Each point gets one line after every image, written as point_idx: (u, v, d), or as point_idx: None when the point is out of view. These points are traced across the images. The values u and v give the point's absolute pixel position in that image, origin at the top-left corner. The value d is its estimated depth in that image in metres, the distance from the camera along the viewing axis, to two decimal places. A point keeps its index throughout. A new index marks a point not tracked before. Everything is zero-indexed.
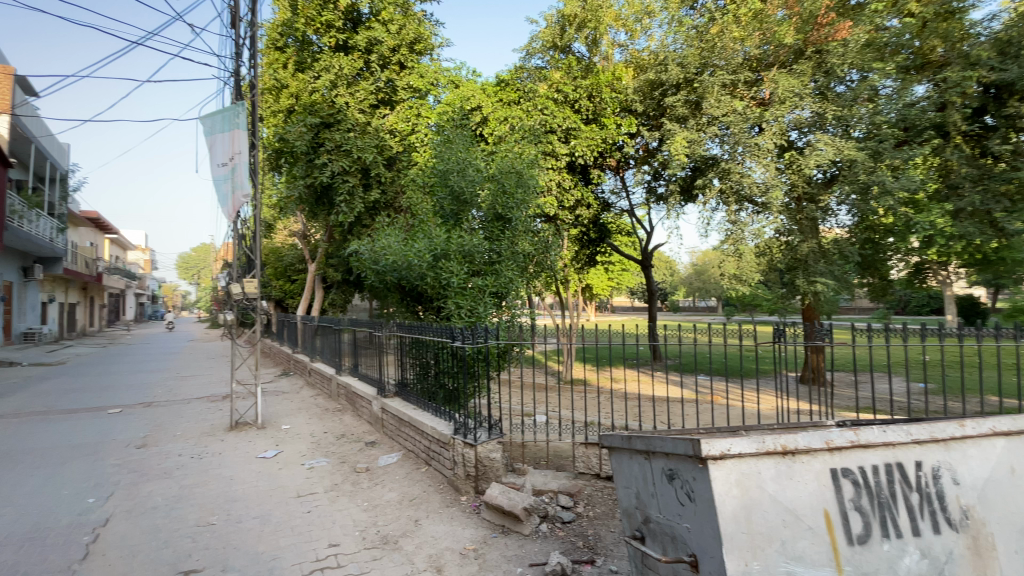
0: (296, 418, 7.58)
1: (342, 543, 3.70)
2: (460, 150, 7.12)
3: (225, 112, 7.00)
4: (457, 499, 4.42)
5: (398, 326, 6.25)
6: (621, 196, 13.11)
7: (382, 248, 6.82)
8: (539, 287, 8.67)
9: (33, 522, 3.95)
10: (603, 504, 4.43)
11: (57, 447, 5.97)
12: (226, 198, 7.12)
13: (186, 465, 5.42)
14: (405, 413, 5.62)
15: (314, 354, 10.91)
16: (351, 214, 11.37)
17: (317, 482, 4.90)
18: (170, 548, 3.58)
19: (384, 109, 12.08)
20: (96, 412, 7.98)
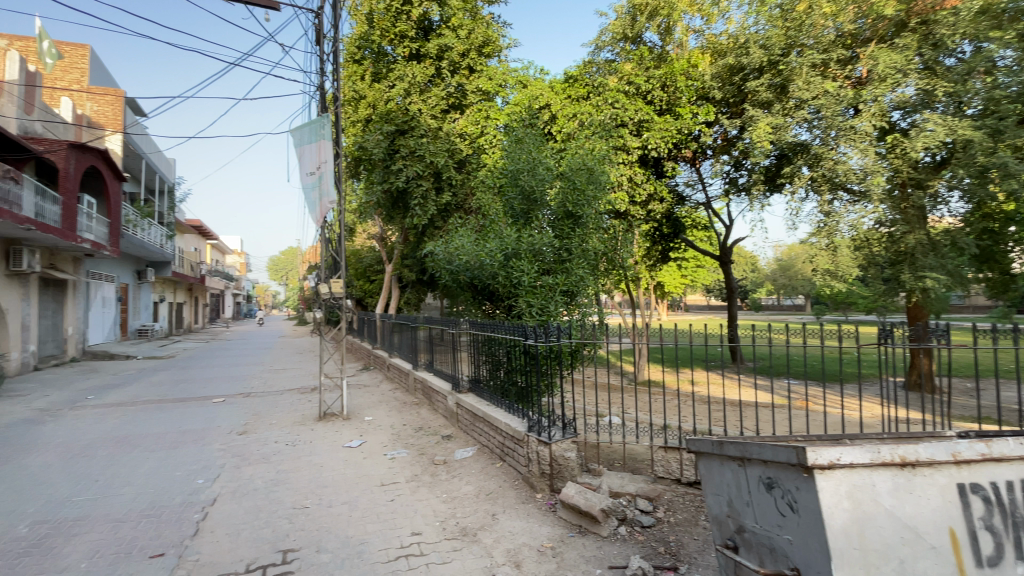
0: (377, 410, 7.96)
1: (424, 532, 3.82)
2: (530, 149, 7.11)
3: (312, 125, 7.51)
4: (533, 496, 4.41)
5: (473, 324, 6.38)
6: (697, 188, 12.50)
7: (455, 248, 7.00)
8: (610, 285, 8.45)
9: (155, 499, 4.44)
10: (685, 510, 4.22)
11: (173, 432, 6.69)
12: (314, 205, 7.60)
13: (281, 451, 5.86)
14: (480, 409, 5.71)
15: (392, 350, 11.43)
16: (424, 217, 11.73)
17: (399, 473, 5.11)
18: (270, 528, 3.88)
19: (454, 113, 12.40)
20: (204, 401, 8.85)
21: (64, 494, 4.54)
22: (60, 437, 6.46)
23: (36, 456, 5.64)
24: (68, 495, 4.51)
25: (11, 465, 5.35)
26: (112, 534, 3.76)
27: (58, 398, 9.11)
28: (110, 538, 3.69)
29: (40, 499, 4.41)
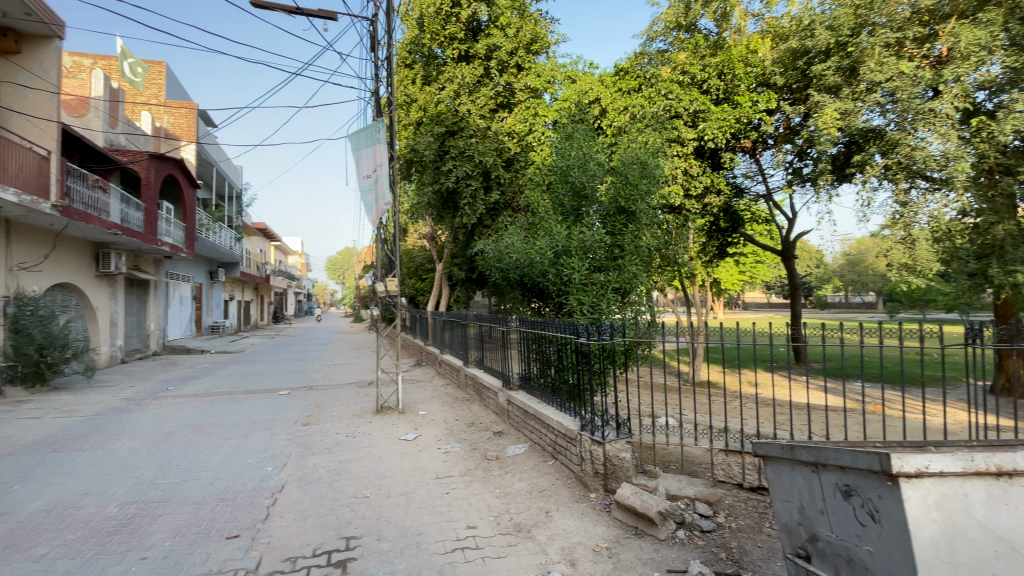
0: (430, 405, 8.15)
1: (478, 526, 3.86)
2: (581, 145, 7.01)
3: (368, 130, 7.75)
4: (586, 496, 4.36)
5: (523, 321, 6.39)
6: (757, 180, 11.94)
7: (505, 246, 7.04)
8: (663, 283, 8.21)
9: (229, 484, 4.75)
10: (748, 516, 4.04)
11: (243, 422, 7.14)
12: (370, 207, 7.86)
13: (341, 442, 6.12)
14: (531, 407, 5.70)
15: (443, 347, 11.66)
16: (474, 216, 11.83)
17: (453, 467, 5.20)
18: (334, 515, 4.05)
19: (503, 112, 12.48)
20: (270, 393, 9.39)
21: (150, 476, 4.94)
22: (147, 424, 7.06)
23: (127, 441, 6.19)
24: (154, 478, 4.91)
25: (106, 448, 5.89)
26: (192, 515, 4.06)
27: (144, 388, 9.95)
28: (190, 519, 3.98)
29: (131, 481, 4.82)
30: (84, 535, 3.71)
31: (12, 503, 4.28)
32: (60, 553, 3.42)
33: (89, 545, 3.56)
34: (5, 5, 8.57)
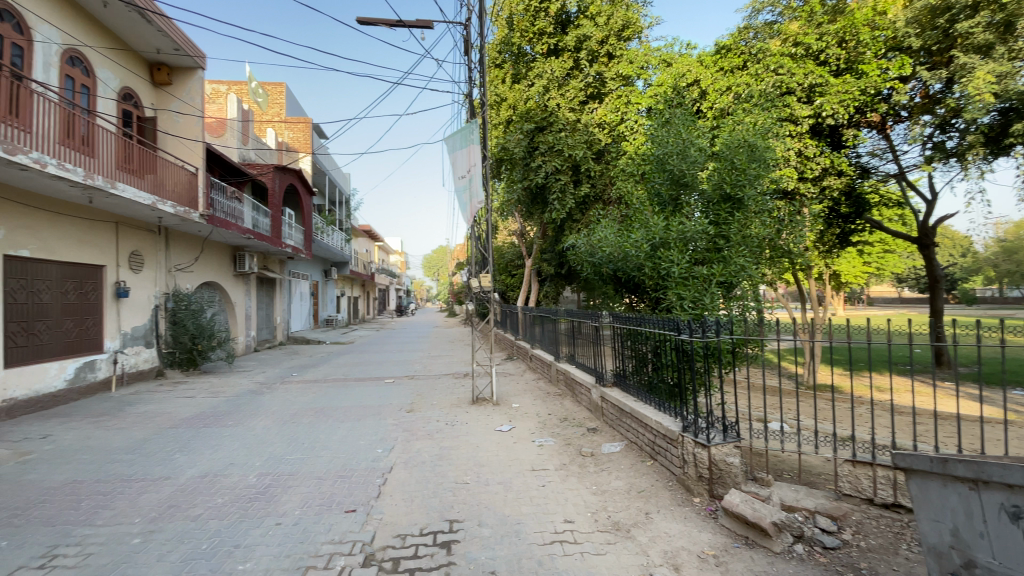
0: (523, 398, 8.28)
1: (576, 521, 3.85)
2: (680, 131, 6.68)
3: (462, 131, 8.01)
4: (690, 500, 4.15)
5: (616, 316, 6.25)
6: (886, 158, 10.58)
7: (598, 241, 6.92)
8: (773, 277, 7.56)
9: (345, 462, 5.20)
10: (881, 536, 3.59)
11: (356, 407, 7.79)
12: (465, 206, 8.14)
13: (442, 430, 6.43)
14: (627, 405, 5.57)
15: (534, 342, 11.78)
16: (563, 211, 11.78)
17: (548, 460, 5.24)
18: (438, 498, 4.27)
19: (593, 103, 12.25)
20: (377, 381, 10.15)
21: (281, 452, 5.58)
22: (276, 405, 7.97)
23: (261, 420, 7.05)
24: (283, 453, 5.53)
25: (245, 425, 6.75)
26: (316, 489, 4.50)
27: (272, 374, 11.24)
28: (315, 492, 4.42)
29: (265, 455, 5.47)
30: (230, 500, 4.28)
31: (176, 468, 5.06)
32: (212, 514, 3.98)
33: (235, 508, 4.10)
34: (159, 44, 10.05)
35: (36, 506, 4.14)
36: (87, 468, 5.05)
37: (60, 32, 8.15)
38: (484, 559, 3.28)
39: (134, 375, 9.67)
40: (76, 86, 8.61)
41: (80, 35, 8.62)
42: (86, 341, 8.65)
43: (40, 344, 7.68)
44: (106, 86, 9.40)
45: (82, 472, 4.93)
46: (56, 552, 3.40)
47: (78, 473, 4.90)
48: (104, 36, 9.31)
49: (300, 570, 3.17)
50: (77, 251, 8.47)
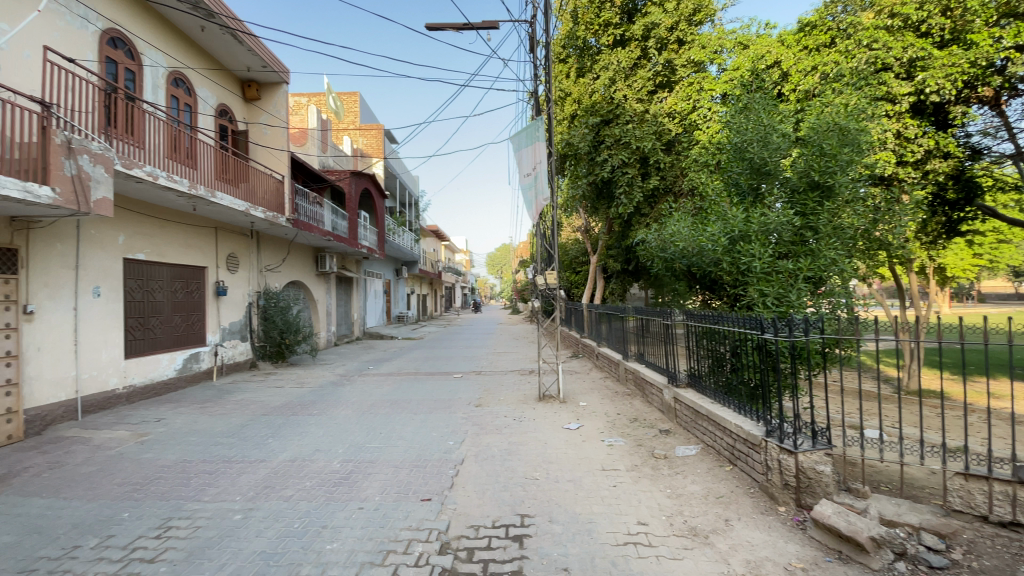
0: (591, 397, 8.18)
1: (650, 523, 3.74)
2: (760, 117, 6.30)
3: (528, 129, 8.02)
4: (774, 509, 3.91)
5: (689, 314, 6.02)
6: (1003, 137, 9.34)
7: (670, 235, 6.71)
8: (867, 271, 6.95)
9: (419, 453, 5.42)
10: (999, 558, 3.19)
11: (427, 400, 8.08)
12: (531, 204, 8.14)
13: (510, 425, 6.51)
14: (704, 407, 5.33)
15: (600, 339, 11.60)
16: (630, 205, 11.46)
17: (619, 460, 5.14)
18: (509, 492, 4.33)
19: (662, 92, 11.82)
20: (446, 376, 10.45)
21: (361, 440, 5.90)
22: (354, 396, 8.45)
23: (341, 410, 7.50)
24: (362, 442, 5.85)
25: (328, 414, 7.22)
26: (393, 477, 4.72)
27: (350, 367, 11.91)
28: (392, 480, 4.64)
29: (346, 443, 5.82)
30: (316, 483, 4.59)
31: (269, 452, 5.51)
32: (302, 496, 4.29)
33: (322, 492, 4.39)
34: (249, 62, 10.93)
35: (154, 482, 4.67)
36: (194, 449, 5.63)
37: (165, 56, 9.09)
38: (557, 556, 3.28)
39: (231, 366, 10.64)
40: (180, 105, 9.58)
41: (182, 59, 9.57)
42: (192, 334, 9.61)
43: (155, 337, 8.63)
44: (205, 103, 10.38)
45: (191, 453, 5.50)
46: (170, 524, 3.82)
47: (187, 453, 5.47)
48: (203, 59, 10.28)
49: (381, 553, 3.34)
50: (185, 254, 9.44)
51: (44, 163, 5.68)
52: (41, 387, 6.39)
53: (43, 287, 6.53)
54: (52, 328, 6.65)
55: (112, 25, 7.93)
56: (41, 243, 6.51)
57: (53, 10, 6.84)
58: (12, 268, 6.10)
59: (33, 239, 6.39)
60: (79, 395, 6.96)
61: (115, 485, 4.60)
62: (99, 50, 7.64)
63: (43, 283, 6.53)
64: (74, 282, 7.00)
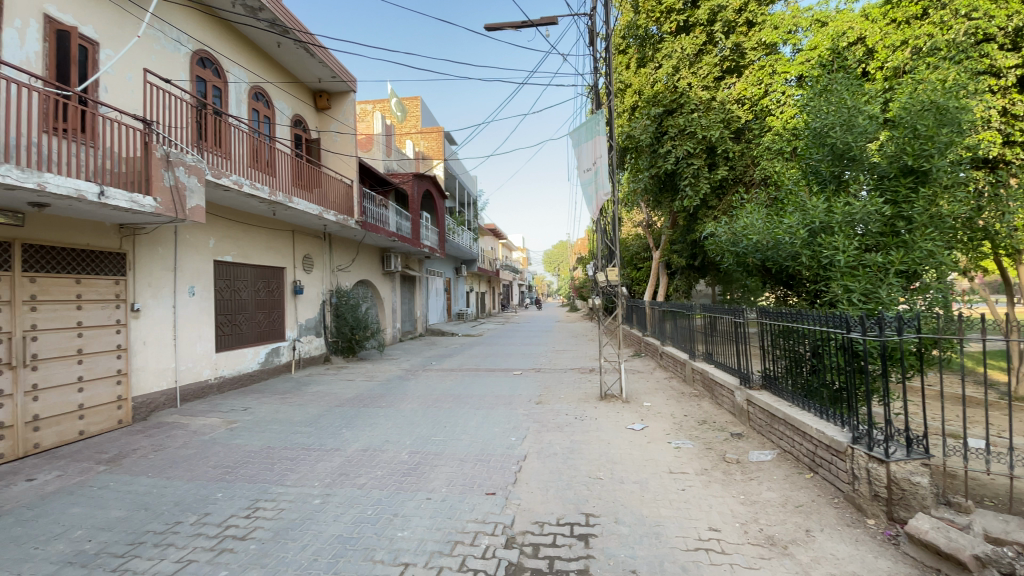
0: (656, 398, 7.93)
1: (722, 530, 3.58)
2: (843, 99, 5.86)
3: (588, 124, 7.90)
4: (862, 521, 3.63)
5: (765, 311, 5.70)
6: None
7: (741, 228, 6.45)
8: (968, 264, 6.26)
9: (482, 447, 5.51)
10: None
11: (489, 396, 8.19)
12: (591, 199, 8.02)
13: (572, 423, 6.46)
14: (780, 410, 5.04)
15: (664, 338, 11.26)
16: (696, 198, 10.93)
17: (687, 463, 4.96)
18: (573, 490, 4.31)
19: (730, 78, 11.28)
20: (507, 373, 10.55)
21: (427, 433, 6.09)
22: (419, 390, 8.73)
23: (408, 403, 7.77)
24: (428, 435, 6.03)
25: (395, 407, 7.51)
26: (458, 469, 4.84)
27: (415, 362, 12.33)
28: (457, 473, 4.75)
29: (413, 435, 6.03)
30: (387, 473, 4.80)
31: (342, 441, 5.82)
32: (374, 484, 4.50)
33: (392, 481, 4.58)
34: (320, 73, 11.54)
35: (242, 466, 5.08)
36: (276, 437, 6.06)
37: (247, 72, 9.81)
38: (624, 557, 3.22)
39: (307, 360, 11.34)
40: (260, 117, 10.31)
41: (261, 74, 10.27)
42: (273, 330, 10.35)
43: (241, 332, 9.37)
44: (282, 114, 11.09)
45: (273, 440, 5.93)
46: (258, 505, 4.13)
47: (270, 441, 5.90)
48: (279, 72, 10.97)
49: (449, 543, 3.43)
50: (267, 256, 10.17)
51: (147, 175, 6.27)
52: (147, 377, 7.16)
53: (147, 287, 7.26)
54: (156, 324, 7.38)
55: (201, 46, 8.65)
56: (145, 247, 7.24)
57: (150, 36, 7.56)
58: (122, 270, 6.83)
59: (139, 245, 7.11)
60: (178, 384, 7.70)
61: (210, 467, 5.04)
62: (190, 69, 8.37)
63: (147, 283, 7.26)
64: (173, 282, 7.73)
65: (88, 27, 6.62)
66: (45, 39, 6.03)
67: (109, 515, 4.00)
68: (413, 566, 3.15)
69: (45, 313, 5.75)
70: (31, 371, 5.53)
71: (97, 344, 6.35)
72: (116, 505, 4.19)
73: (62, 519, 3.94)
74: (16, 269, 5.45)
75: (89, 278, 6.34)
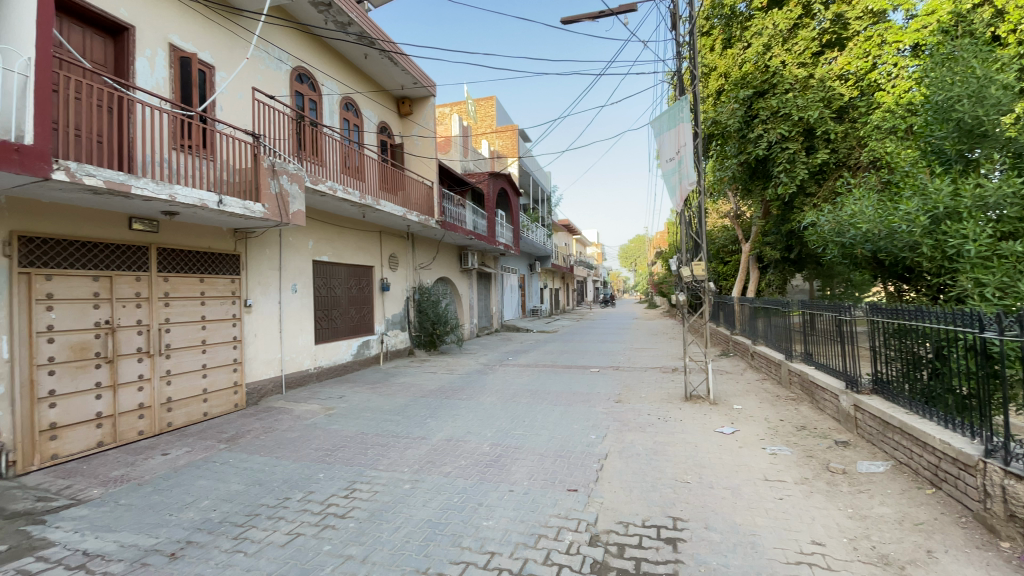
0: (747, 400, 7.47)
1: (827, 544, 3.30)
2: (972, 68, 5.19)
3: (671, 111, 7.56)
4: (995, 544, 3.18)
5: (877, 309, 5.18)
6: None
7: (852, 217, 6.06)
8: None
9: (562, 443, 5.50)
10: None
11: (567, 392, 8.16)
12: (675, 189, 7.70)
13: (655, 424, 6.26)
14: (894, 418, 4.55)
15: (756, 337, 10.56)
16: (792, 184, 10.05)
17: (785, 471, 4.63)
18: (658, 493, 4.18)
19: (831, 53, 10.38)
20: (585, 370, 10.44)
21: (507, 427, 6.20)
22: (499, 385, 8.90)
23: (487, 397, 7.96)
24: (509, 428, 6.14)
25: (476, 400, 7.72)
26: (539, 464, 4.89)
27: (492, 357, 12.58)
28: (538, 468, 4.78)
29: (494, 428, 6.17)
30: (470, 463, 4.95)
31: (428, 430, 6.09)
32: (459, 473, 4.67)
33: (476, 472, 4.72)
34: (402, 80, 12.08)
35: (339, 450, 5.48)
36: (369, 424, 6.48)
37: (338, 84, 10.51)
38: (716, 565, 3.07)
39: (393, 353, 11.99)
40: (350, 126, 11.01)
41: (350, 84, 10.96)
42: (364, 325, 11.04)
43: (336, 326, 10.10)
44: (369, 121, 11.76)
45: (366, 427, 6.34)
46: (354, 487, 4.44)
47: (363, 427, 6.32)
48: (366, 82, 11.63)
49: (533, 536, 3.47)
50: (357, 255, 10.87)
51: (257, 184, 6.96)
52: (258, 366, 7.94)
53: (257, 285, 8.05)
54: (265, 318, 8.16)
55: (299, 62, 9.39)
56: (255, 249, 8.03)
57: (256, 57, 8.33)
58: (237, 270, 7.62)
59: (250, 247, 7.90)
60: (283, 373, 8.46)
61: (312, 450, 5.50)
62: (290, 85, 9.13)
63: (257, 281, 8.05)
64: (278, 280, 8.50)
65: (206, 53, 7.45)
66: (171, 66, 6.86)
67: (229, 488, 4.49)
68: (499, 555, 3.23)
69: (176, 308, 6.55)
70: (165, 359, 6.35)
71: (217, 335, 7.16)
72: (235, 479, 4.71)
73: (192, 490, 4.48)
74: (152, 269, 6.26)
75: (211, 277, 7.14)
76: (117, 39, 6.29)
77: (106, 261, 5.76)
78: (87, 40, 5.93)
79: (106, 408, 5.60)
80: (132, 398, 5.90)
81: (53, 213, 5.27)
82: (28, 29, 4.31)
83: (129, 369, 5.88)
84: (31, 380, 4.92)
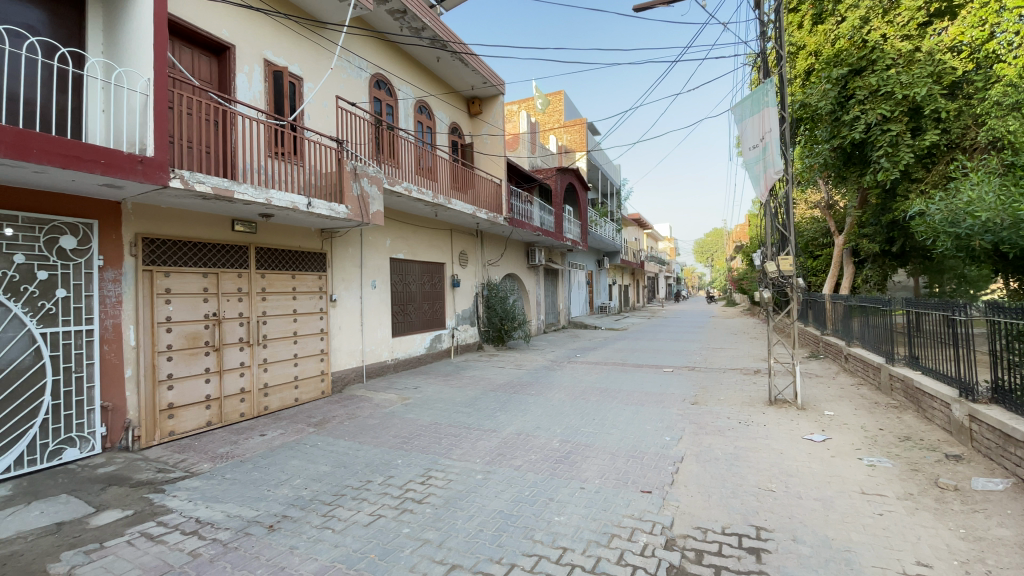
0: (840, 406, 6.89)
1: (935, 566, 2.99)
2: None
3: (755, 95, 7.09)
4: None
5: (1000, 307, 4.58)
6: None
7: (970, 205, 5.37)
8: None
9: (635, 444, 5.39)
10: None
11: (639, 392, 7.97)
12: (759, 178, 7.24)
13: (736, 428, 5.95)
14: (1018, 430, 4.00)
15: (850, 338, 9.71)
16: (895, 170, 9.08)
17: (885, 485, 4.23)
18: (739, 500, 3.98)
19: (942, 22, 9.24)
20: (658, 370, 10.13)
21: (577, 424, 6.15)
22: (568, 381, 8.87)
23: (556, 393, 7.95)
24: (578, 425, 6.10)
25: (545, 396, 7.74)
26: (610, 463, 4.83)
27: (560, 354, 12.54)
28: (609, 467, 4.72)
29: (563, 424, 6.16)
30: (540, 458, 4.99)
31: (498, 424, 6.21)
32: (529, 468, 4.72)
33: (546, 466, 4.75)
34: (472, 81, 12.31)
35: (414, 438, 5.72)
36: (442, 415, 6.71)
37: (412, 87, 10.92)
38: None
39: (464, 347, 12.34)
40: (423, 128, 11.42)
41: (423, 87, 11.35)
42: (436, 319, 11.43)
43: (411, 320, 10.54)
44: (441, 122, 12.13)
45: (439, 417, 6.58)
46: (430, 474, 4.63)
47: (437, 418, 6.55)
48: (438, 84, 11.98)
49: (606, 535, 3.44)
50: (431, 252, 11.28)
51: (339, 186, 7.41)
52: (342, 356, 8.49)
53: (341, 281, 8.59)
54: (348, 312, 8.70)
55: (377, 69, 9.87)
56: (339, 247, 8.56)
57: (338, 66, 8.86)
58: (323, 267, 8.18)
59: (335, 245, 8.45)
60: (363, 363, 8.98)
61: (390, 437, 5.79)
62: (369, 91, 9.61)
63: (341, 277, 8.59)
64: (359, 277, 9.02)
65: (295, 66, 8.03)
66: (266, 79, 7.48)
67: (318, 469, 4.85)
68: (571, 551, 3.23)
69: (272, 302, 7.16)
70: (263, 348, 6.96)
71: (307, 327, 7.74)
72: (323, 461, 5.07)
73: (286, 469, 4.90)
74: (251, 266, 6.88)
75: (301, 273, 7.71)
76: (220, 58, 6.95)
77: (213, 260, 6.41)
78: (194, 61, 6.61)
79: (213, 391, 6.25)
80: (235, 382, 6.53)
81: (171, 217, 5.93)
82: (147, 54, 4.88)
83: (232, 357, 6.51)
84: (153, 364, 5.60)
